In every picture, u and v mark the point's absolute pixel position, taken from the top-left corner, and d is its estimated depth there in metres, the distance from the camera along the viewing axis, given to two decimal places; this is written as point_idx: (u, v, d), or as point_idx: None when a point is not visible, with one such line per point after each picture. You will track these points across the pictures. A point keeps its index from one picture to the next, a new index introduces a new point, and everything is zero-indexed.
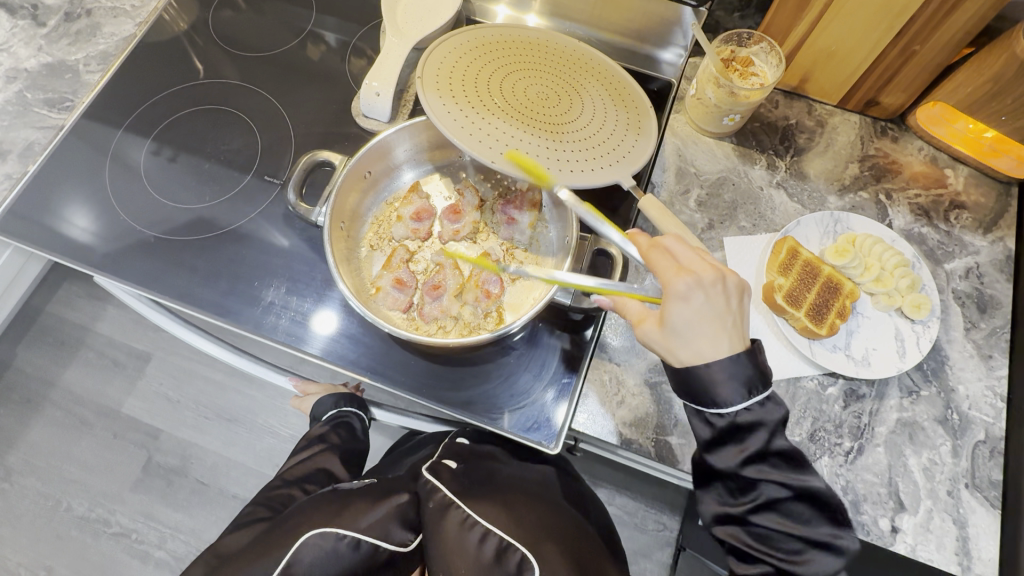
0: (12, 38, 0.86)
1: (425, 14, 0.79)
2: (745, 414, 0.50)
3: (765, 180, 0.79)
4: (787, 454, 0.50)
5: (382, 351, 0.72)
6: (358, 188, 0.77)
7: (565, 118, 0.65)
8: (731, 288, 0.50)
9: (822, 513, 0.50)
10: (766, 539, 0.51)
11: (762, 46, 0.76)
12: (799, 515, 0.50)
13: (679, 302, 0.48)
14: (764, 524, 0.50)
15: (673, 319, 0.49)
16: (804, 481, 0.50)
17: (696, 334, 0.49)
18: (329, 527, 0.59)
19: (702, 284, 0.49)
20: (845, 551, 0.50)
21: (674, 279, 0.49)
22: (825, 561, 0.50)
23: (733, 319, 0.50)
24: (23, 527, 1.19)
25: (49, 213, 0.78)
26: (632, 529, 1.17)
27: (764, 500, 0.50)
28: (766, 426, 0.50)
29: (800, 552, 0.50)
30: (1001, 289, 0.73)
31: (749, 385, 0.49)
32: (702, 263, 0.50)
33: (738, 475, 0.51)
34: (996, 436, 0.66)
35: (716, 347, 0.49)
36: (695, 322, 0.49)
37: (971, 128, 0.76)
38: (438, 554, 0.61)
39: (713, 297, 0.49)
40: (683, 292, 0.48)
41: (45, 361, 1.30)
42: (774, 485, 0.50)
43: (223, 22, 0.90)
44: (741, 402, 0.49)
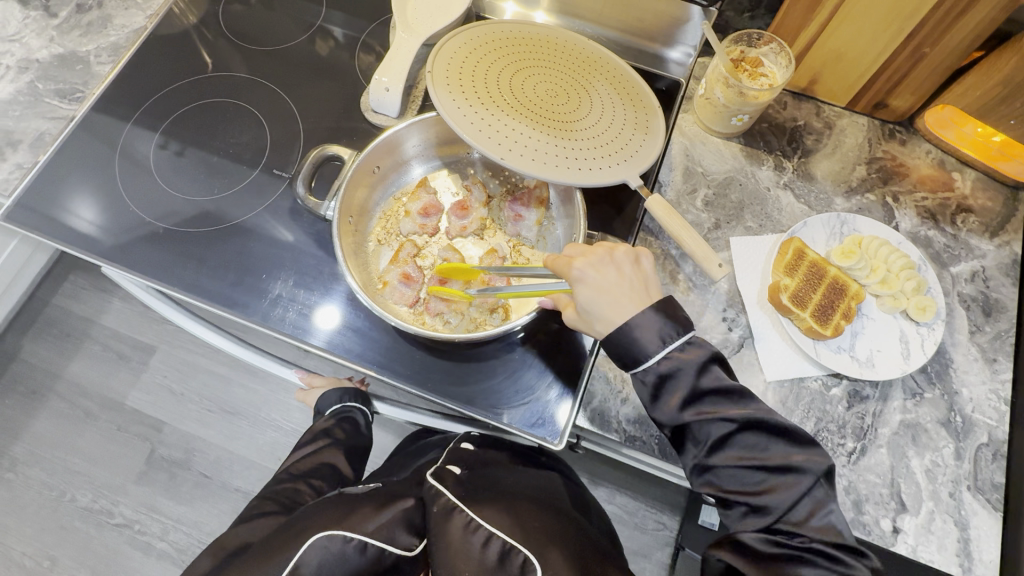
0: (24, 30, 0.87)
1: (435, 10, 0.79)
2: (667, 362, 0.56)
3: (772, 180, 0.79)
4: (720, 389, 0.55)
5: (389, 345, 0.72)
6: (367, 183, 0.77)
7: (574, 116, 0.65)
8: (621, 262, 0.60)
9: (772, 438, 0.54)
10: (735, 479, 0.54)
11: (771, 47, 0.76)
12: (753, 446, 0.54)
13: (579, 283, 0.58)
14: (725, 462, 0.54)
15: (581, 298, 0.58)
16: (744, 411, 0.54)
17: (602, 305, 0.58)
18: (336, 529, 0.59)
19: (592, 264, 0.59)
20: (807, 470, 0.52)
21: (570, 266, 0.59)
22: (791, 481, 0.52)
23: (630, 286, 0.58)
24: (28, 517, 1.20)
25: (59, 204, 0.79)
26: (631, 528, 1.17)
27: (716, 439, 0.55)
28: (688, 368, 0.56)
29: (765, 482, 0.53)
30: (1007, 293, 0.73)
31: (664, 335, 0.56)
32: (591, 248, 0.60)
33: (687, 422, 0.56)
34: (999, 439, 0.67)
35: (622, 312, 0.57)
36: (597, 295, 0.58)
37: (980, 131, 0.76)
38: (442, 560, 0.59)
39: (604, 271, 0.59)
40: (580, 274, 0.58)
41: (51, 352, 1.30)
42: (719, 421, 0.54)
43: (233, 16, 0.90)
44: (660, 351, 0.56)
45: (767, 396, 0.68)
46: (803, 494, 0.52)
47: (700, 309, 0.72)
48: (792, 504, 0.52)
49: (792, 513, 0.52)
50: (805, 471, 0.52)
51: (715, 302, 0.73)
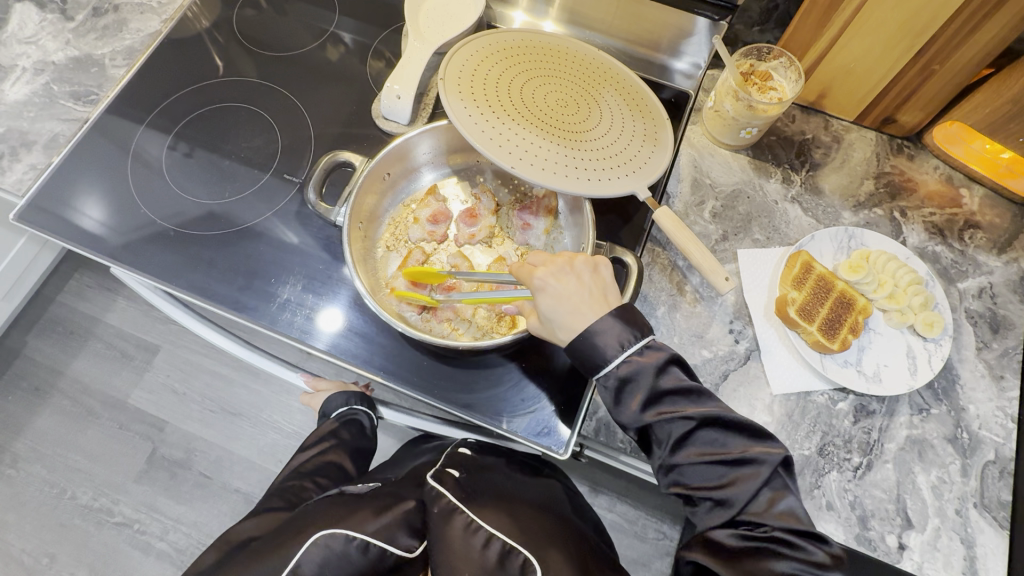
0: (41, 32, 0.88)
1: (446, 19, 0.80)
2: (626, 366, 0.57)
3: (780, 194, 0.79)
4: (680, 388, 0.56)
5: (395, 351, 0.72)
6: (377, 190, 0.78)
7: (584, 126, 0.66)
8: (582, 270, 0.60)
9: (731, 432, 0.55)
10: (698, 475, 0.55)
11: (782, 61, 0.76)
12: (713, 441, 0.55)
13: (540, 293, 0.59)
14: (688, 459, 0.55)
15: (543, 307, 0.59)
16: (702, 408, 0.55)
17: (563, 314, 0.58)
18: (338, 528, 0.59)
19: (553, 274, 0.59)
20: (764, 462, 0.53)
21: (532, 276, 0.60)
22: (750, 473, 0.53)
23: (590, 295, 0.59)
24: (28, 514, 1.20)
25: (71, 205, 0.79)
26: (632, 537, 1.17)
27: (677, 438, 0.56)
28: (646, 372, 0.56)
29: (727, 476, 0.54)
30: (1015, 309, 0.73)
31: (623, 340, 0.57)
32: (552, 257, 0.61)
33: (649, 423, 0.57)
34: (1006, 456, 0.66)
35: (583, 320, 0.58)
36: (558, 304, 0.58)
37: (988, 148, 0.77)
38: (442, 561, 0.59)
39: (565, 280, 0.59)
40: (540, 284, 0.59)
41: (55, 349, 1.31)
42: (680, 420, 0.55)
43: (245, 21, 0.91)
44: (618, 356, 0.57)
45: (774, 410, 0.68)
46: (762, 485, 0.53)
47: (707, 320, 0.72)
48: (751, 495, 0.53)
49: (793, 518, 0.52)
50: (761, 462, 0.53)
51: (722, 314, 0.73)
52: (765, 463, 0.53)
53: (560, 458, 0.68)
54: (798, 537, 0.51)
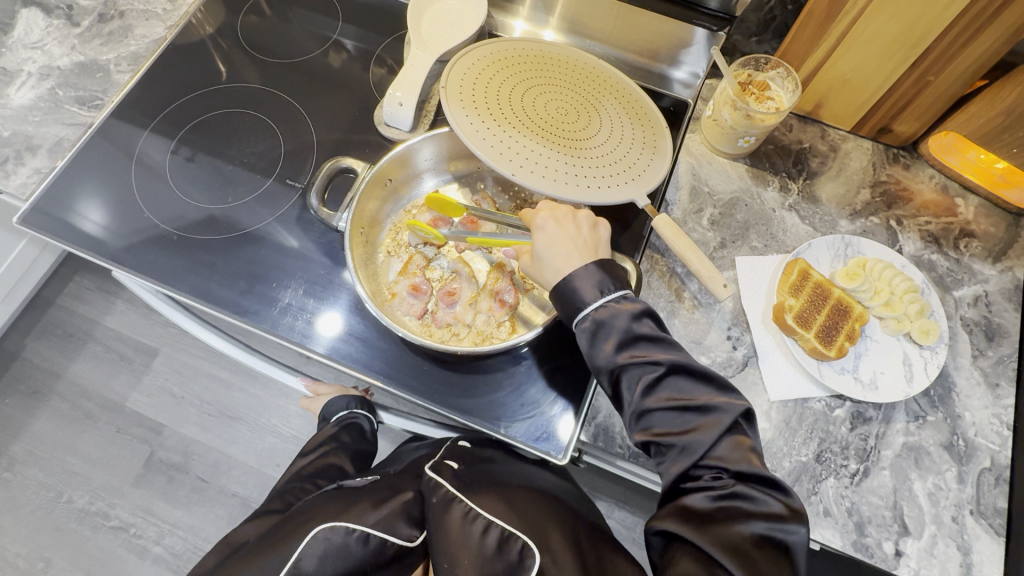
0: (47, 37, 0.89)
1: (448, 28, 0.81)
2: (604, 311, 0.59)
3: (777, 202, 0.80)
4: (651, 336, 0.57)
5: (396, 356, 0.73)
6: (379, 195, 0.79)
7: (584, 134, 0.66)
8: (582, 222, 0.64)
9: (698, 382, 0.56)
10: (665, 421, 0.55)
11: (779, 71, 0.77)
12: (681, 389, 0.55)
13: (538, 231, 0.63)
14: (656, 404, 0.55)
15: (538, 245, 0.62)
16: (671, 355, 0.56)
17: (554, 253, 0.61)
18: (338, 521, 0.59)
19: (554, 218, 0.63)
20: (728, 409, 0.54)
21: (535, 217, 0.64)
22: (714, 419, 0.53)
23: (584, 243, 0.62)
24: (23, 518, 1.19)
25: (74, 208, 0.80)
26: (630, 543, 1.17)
27: (646, 383, 0.56)
28: (621, 317, 0.58)
29: (692, 422, 0.54)
30: (1009, 318, 0.74)
31: (602, 287, 0.59)
32: (557, 206, 0.65)
33: (620, 366, 0.57)
34: (1001, 464, 0.67)
35: (571, 263, 0.60)
36: (552, 244, 0.62)
37: (983, 158, 0.77)
38: (442, 549, 0.58)
39: (564, 225, 0.63)
40: (541, 223, 0.63)
41: (53, 352, 1.31)
42: (648, 364, 0.56)
43: (249, 28, 0.92)
44: (597, 300, 0.59)
45: (772, 416, 0.68)
46: (724, 432, 0.53)
47: (706, 326, 0.73)
48: (713, 441, 0.53)
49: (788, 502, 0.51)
50: (725, 410, 0.54)
51: (720, 320, 0.73)
52: (727, 410, 0.53)
53: (558, 463, 0.68)
54: (756, 489, 0.51)
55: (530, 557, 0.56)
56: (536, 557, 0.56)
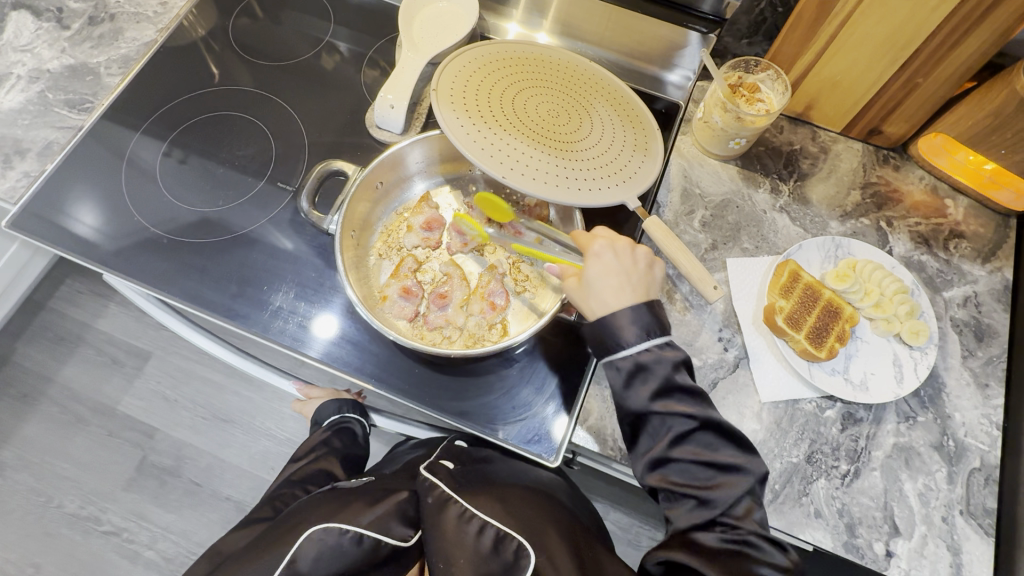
0: (36, 40, 0.88)
1: (440, 31, 0.81)
2: (647, 354, 0.59)
3: (768, 204, 0.80)
4: (688, 389, 0.59)
5: (388, 359, 0.73)
6: (370, 198, 0.79)
7: (575, 136, 0.66)
8: (640, 258, 0.64)
9: (724, 440, 0.58)
10: (685, 473, 0.58)
11: (769, 74, 0.78)
12: (707, 444, 0.58)
13: (593, 257, 0.64)
14: (681, 456, 0.58)
15: (590, 271, 0.63)
16: (704, 411, 0.58)
17: (605, 284, 0.62)
18: (332, 521, 0.58)
19: (612, 247, 0.64)
20: (751, 472, 0.57)
21: (592, 242, 0.65)
22: (734, 480, 0.56)
23: (638, 280, 0.62)
24: (13, 523, 1.19)
25: (64, 212, 0.80)
26: (625, 544, 1.17)
27: (677, 433, 0.58)
28: (664, 363, 0.59)
29: (713, 479, 0.57)
30: (999, 318, 0.74)
31: (648, 330, 0.60)
32: (617, 237, 0.66)
33: (652, 413, 0.58)
34: (991, 464, 0.67)
35: (621, 298, 0.61)
36: (604, 273, 0.62)
37: (971, 159, 0.78)
38: (436, 549, 0.58)
39: (621, 257, 0.63)
40: (598, 250, 0.64)
41: (44, 356, 1.30)
42: (681, 418, 0.58)
43: (241, 30, 0.92)
44: (642, 342, 0.59)
45: (763, 417, 0.68)
46: (744, 494, 0.56)
47: (697, 328, 0.73)
48: (733, 500, 0.56)
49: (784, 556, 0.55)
50: (748, 473, 0.56)
51: (711, 321, 0.73)
52: (750, 473, 0.56)
53: (550, 465, 0.68)
54: (769, 543, 0.54)
55: (525, 557, 0.56)
56: (531, 556, 0.56)
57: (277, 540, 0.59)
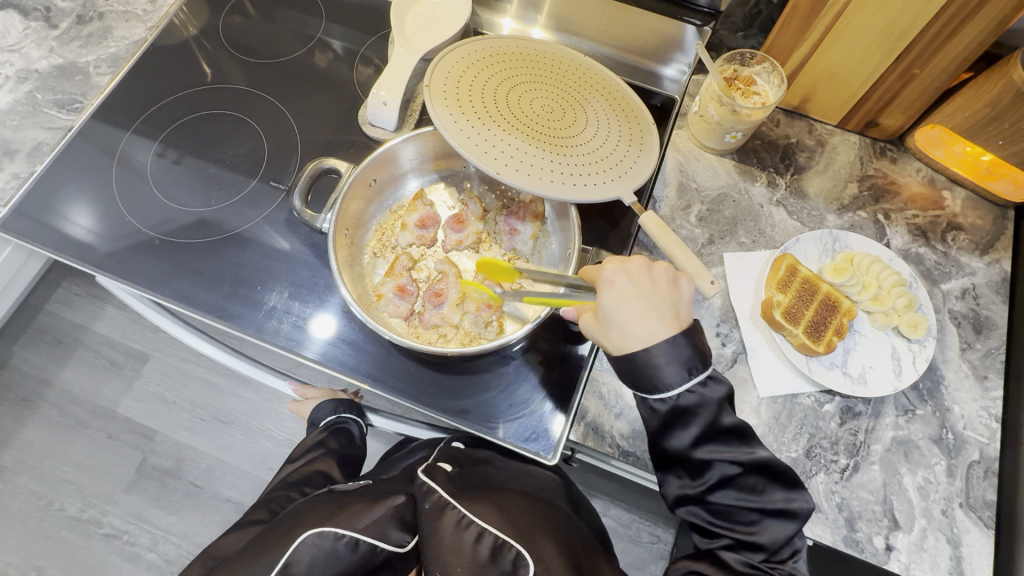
0: (24, 40, 0.87)
1: (433, 26, 0.80)
2: (689, 395, 0.57)
3: (765, 197, 0.80)
4: (734, 432, 0.57)
5: (383, 358, 0.72)
6: (363, 196, 0.78)
7: (570, 132, 0.66)
8: (659, 276, 0.59)
9: (773, 482, 0.57)
10: (726, 515, 0.58)
11: (765, 66, 0.77)
12: (751, 488, 0.57)
13: (607, 285, 0.59)
14: (723, 500, 0.57)
15: (607, 301, 0.58)
16: (752, 455, 0.57)
17: (626, 314, 0.57)
18: (327, 526, 0.58)
19: (625, 271, 0.59)
20: (797, 515, 0.56)
21: (602, 269, 0.60)
22: (779, 524, 0.56)
23: (661, 302, 0.58)
24: (14, 527, 1.18)
25: (53, 213, 0.79)
26: (626, 541, 1.17)
27: (721, 478, 0.57)
28: (709, 405, 0.57)
29: (756, 523, 0.57)
30: (997, 310, 0.74)
31: (690, 367, 0.57)
32: (629, 256, 0.61)
33: (694, 459, 0.58)
34: (991, 456, 0.67)
35: (648, 327, 0.57)
36: (623, 301, 0.58)
37: (969, 151, 0.77)
38: (433, 557, 0.58)
39: (636, 279, 0.59)
40: (609, 277, 0.59)
41: (41, 359, 1.29)
42: (725, 463, 0.57)
43: (233, 28, 0.91)
44: (684, 382, 0.57)
45: (761, 412, 0.68)
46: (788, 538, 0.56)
47: None
48: (776, 544, 0.56)
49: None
50: (794, 517, 0.56)
51: (708, 317, 0.73)
52: (796, 517, 0.56)
53: (548, 463, 0.67)
54: None
55: (523, 568, 0.55)
56: (530, 567, 0.55)
57: (271, 542, 0.59)
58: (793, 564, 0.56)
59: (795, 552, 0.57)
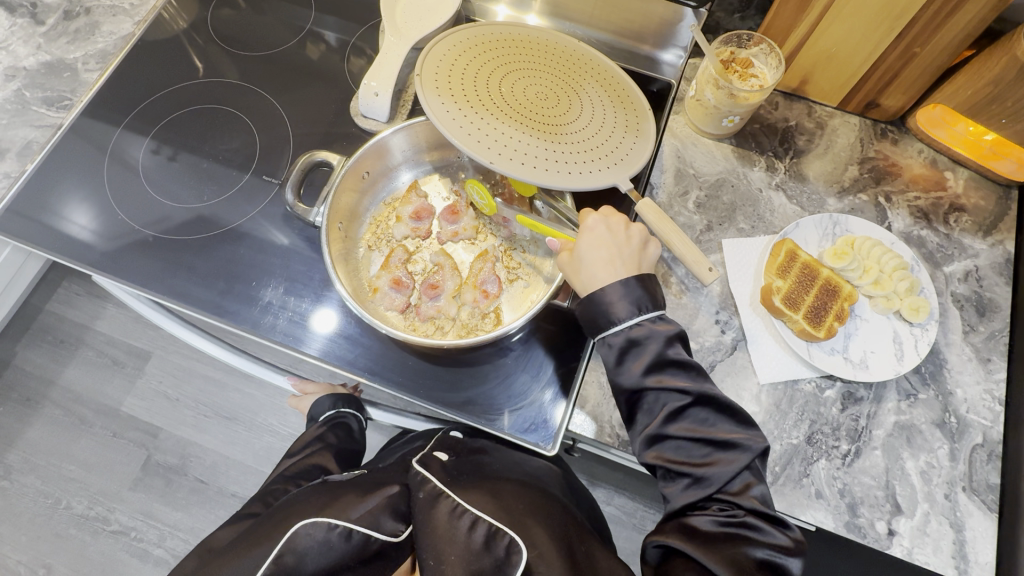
0: (11, 37, 0.86)
1: (423, 14, 0.79)
2: (639, 329, 0.59)
3: (764, 182, 0.79)
4: (682, 363, 0.58)
5: (380, 351, 0.72)
6: (356, 189, 0.77)
7: (565, 119, 0.65)
8: (635, 234, 0.63)
9: (719, 414, 0.57)
10: (682, 450, 0.56)
11: (762, 48, 0.76)
12: (702, 421, 0.57)
13: (586, 231, 0.63)
14: (677, 433, 0.56)
15: (582, 245, 0.63)
16: (699, 386, 0.57)
17: (596, 257, 0.62)
18: (321, 516, 0.57)
19: (606, 222, 0.64)
20: (749, 447, 0.55)
21: (586, 217, 0.65)
22: (731, 457, 0.55)
23: (629, 256, 0.62)
24: (23, 525, 1.19)
25: (46, 212, 0.78)
26: (631, 529, 1.17)
27: (672, 409, 0.56)
28: (657, 337, 0.58)
29: (709, 456, 0.56)
30: (1001, 292, 0.73)
31: (640, 304, 0.59)
32: (612, 214, 0.65)
33: (646, 390, 0.57)
34: (994, 439, 0.66)
35: (610, 271, 0.60)
36: (595, 247, 0.62)
37: (971, 130, 0.76)
38: (427, 545, 0.57)
39: (614, 232, 0.63)
40: (591, 225, 0.64)
41: (44, 359, 1.30)
42: (674, 393, 0.57)
43: (222, 20, 0.90)
44: (634, 317, 0.59)
45: (762, 399, 0.67)
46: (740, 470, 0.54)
47: (693, 311, 0.72)
48: (730, 477, 0.54)
49: (778, 539, 0.52)
50: (745, 448, 0.55)
51: (708, 305, 0.72)
52: (746, 449, 0.55)
53: (548, 454, 0.67)
54: (767, 521, 0.53)
55: (517, 554, 0.55)
56: (523, 553, 0.55)
57: (263, 534, 0.59)
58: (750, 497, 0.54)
59: (748, 485, 0.55)
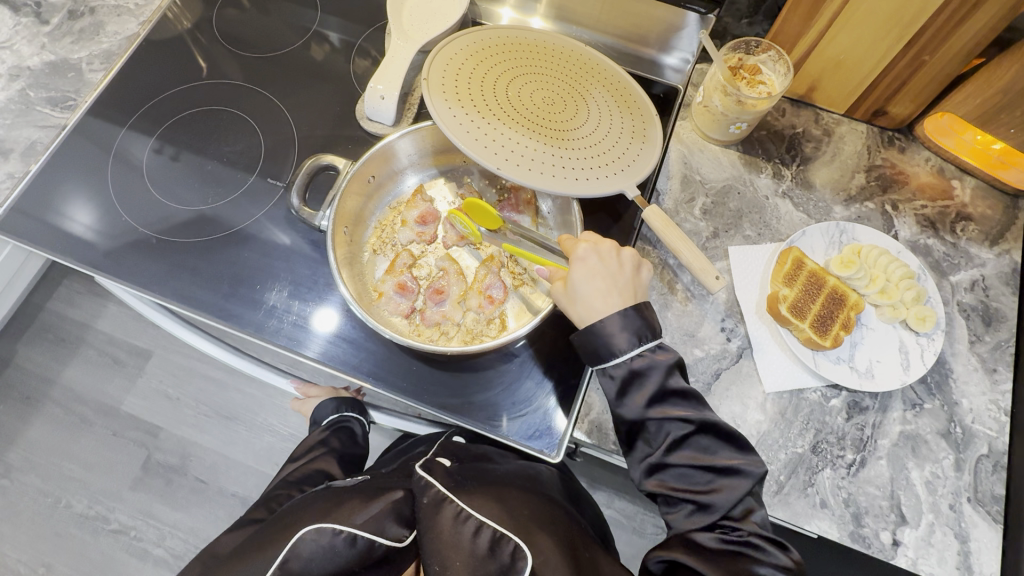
0: (15, 36, 0.86)
1: (430, 17, 0.79)
2: (640, 360, 0.58)
3: (771, 189, 0.78)
4: (682, 392, 0.57)
5: (384, 356, 0.72)
6: (362, 193, 0.77)
7: (572, 125, 0.64)
8: (626, 260, 0.62)
9: (721, 441, 0.57)
10: (684, 478, 0.56)
11: (770, 54, 0.75)
12: (705, 448, 0.56)
13: (578, 261, 0.61)
14: (678, 461, 0.56)
15: (575, 276, 0.61)
16: (700, 414, 0.56)
17: (592, 288, 0.60)
18: (325, 521, 0.57)
19: (597, 251, 0.62)
20: (751, 473, 0.55)
21: (576, 246, 0.63)
22: (735, 483, 0.55)
23: (624, 283, 0.61)
24: (23, 524, 1.19)
25: (48, 213, 0.78)
26: (631, 533, 1.17)
27: (674, 439, 0.56)
28: (658, 368, 0.57)
29: (713, 482, 0.56)
30: (1007, 301, 0.73)
31: (640, 334, 0.58)
32: (601, 239, 0.63)
33: (647, 421, 0.57)
34: (999, 450, 0.66)
35: (608, 302, 0.60)
36: (590, 278, 0.61)
37: (979, 139, 0.76)
38: (432, 551, 0.57)
39: (606, 260, 0.62)
40: (582, 254, 0.62)
41: (45, 357, 1.29)
42: (676, 423, 0.56)
43: (227, 21, 0.89)
44: (634, 348, 0.58)
45: (766, 407, 0.67)
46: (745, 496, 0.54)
47: (698, 319, 0.72)
48: (733, 503, 0.54)
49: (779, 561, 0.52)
50: (747, 474, 0.55)
51: (713, 312, 0.72)
52: (749, 475, 0.55)
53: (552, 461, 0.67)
54: (769, 543, 0.53)
55: (521, 560, 0.55)
56: (528, 558, 0.55)
57: (265, 540, 0.58)
58: (752, 521, 0.55)
59: (751, 509, 0.55)
